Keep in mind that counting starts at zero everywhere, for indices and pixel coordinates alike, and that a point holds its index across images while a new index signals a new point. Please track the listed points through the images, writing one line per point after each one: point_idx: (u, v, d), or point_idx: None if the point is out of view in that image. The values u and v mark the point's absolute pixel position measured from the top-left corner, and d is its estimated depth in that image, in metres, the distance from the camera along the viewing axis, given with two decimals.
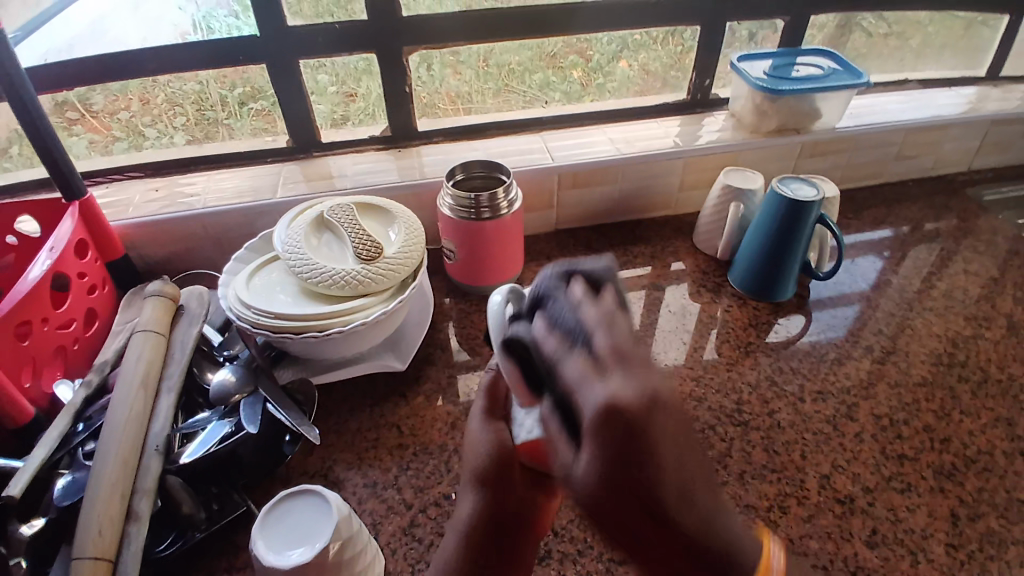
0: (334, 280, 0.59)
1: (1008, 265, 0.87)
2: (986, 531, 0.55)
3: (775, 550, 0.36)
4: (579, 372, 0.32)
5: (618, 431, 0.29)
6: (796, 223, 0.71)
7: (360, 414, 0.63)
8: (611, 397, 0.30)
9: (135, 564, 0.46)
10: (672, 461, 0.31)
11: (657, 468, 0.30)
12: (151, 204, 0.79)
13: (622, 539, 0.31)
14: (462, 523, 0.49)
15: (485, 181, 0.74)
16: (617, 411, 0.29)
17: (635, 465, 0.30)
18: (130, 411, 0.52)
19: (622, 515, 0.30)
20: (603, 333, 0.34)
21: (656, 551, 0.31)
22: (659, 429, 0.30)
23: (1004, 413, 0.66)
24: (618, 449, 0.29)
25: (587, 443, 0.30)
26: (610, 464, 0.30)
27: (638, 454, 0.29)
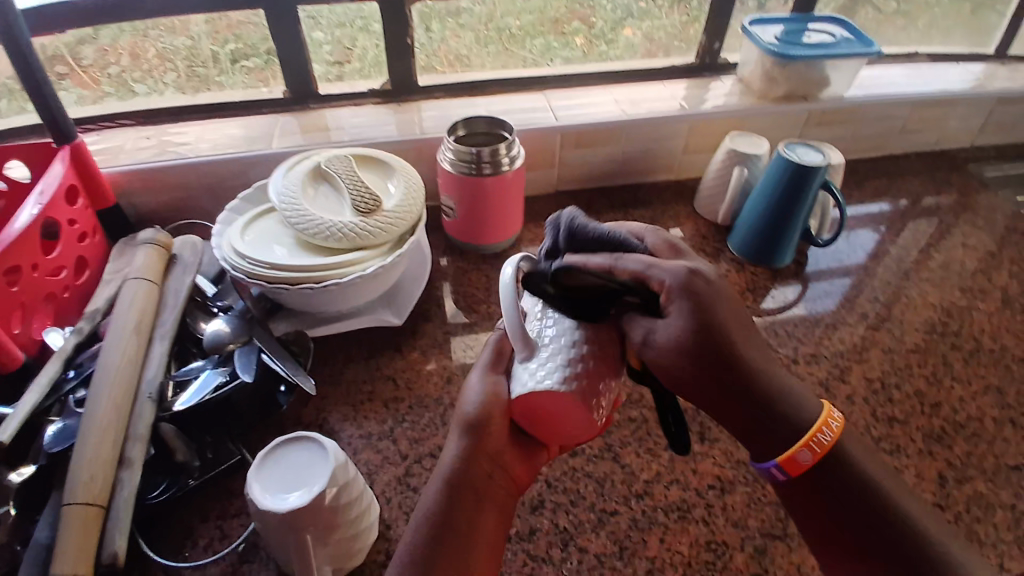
0: (331, 232, 0.58)
1: (1006, 240, 0.87)
2: (973, 494, 0.57)
3: (834, 412, 0.45)
4: (647, 262, 0.45)
5: (699, 301, 0.44)
6: (800, 188, 0.70)
7: (355, 367, 0.63)
8: (688, 267, 0.45)
9: (127, 508, 0.46)
10: (734, 328, 0.45)
11: (725, 327, 0.44)
12: (142, 151, 0.77)
13: (698, 380, 0.43)
14: (446, 470, 0.46)
15: (487, 138, 0.72)
16: (697, 274, 0.44)
17: (710, 327, 0.43)
18: (123, 356, 0.52)
19: (701, 362, 0.43)
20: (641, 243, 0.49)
21: (732, 390, 0.43)
22: (719, 303, 0.44)
23: (995, 381, 0.67)
24: (698, 303, 0.43)
25: (683, 308, 0.44)
26: (695, 319, 0.43)
27: (711, 310, 0.44)
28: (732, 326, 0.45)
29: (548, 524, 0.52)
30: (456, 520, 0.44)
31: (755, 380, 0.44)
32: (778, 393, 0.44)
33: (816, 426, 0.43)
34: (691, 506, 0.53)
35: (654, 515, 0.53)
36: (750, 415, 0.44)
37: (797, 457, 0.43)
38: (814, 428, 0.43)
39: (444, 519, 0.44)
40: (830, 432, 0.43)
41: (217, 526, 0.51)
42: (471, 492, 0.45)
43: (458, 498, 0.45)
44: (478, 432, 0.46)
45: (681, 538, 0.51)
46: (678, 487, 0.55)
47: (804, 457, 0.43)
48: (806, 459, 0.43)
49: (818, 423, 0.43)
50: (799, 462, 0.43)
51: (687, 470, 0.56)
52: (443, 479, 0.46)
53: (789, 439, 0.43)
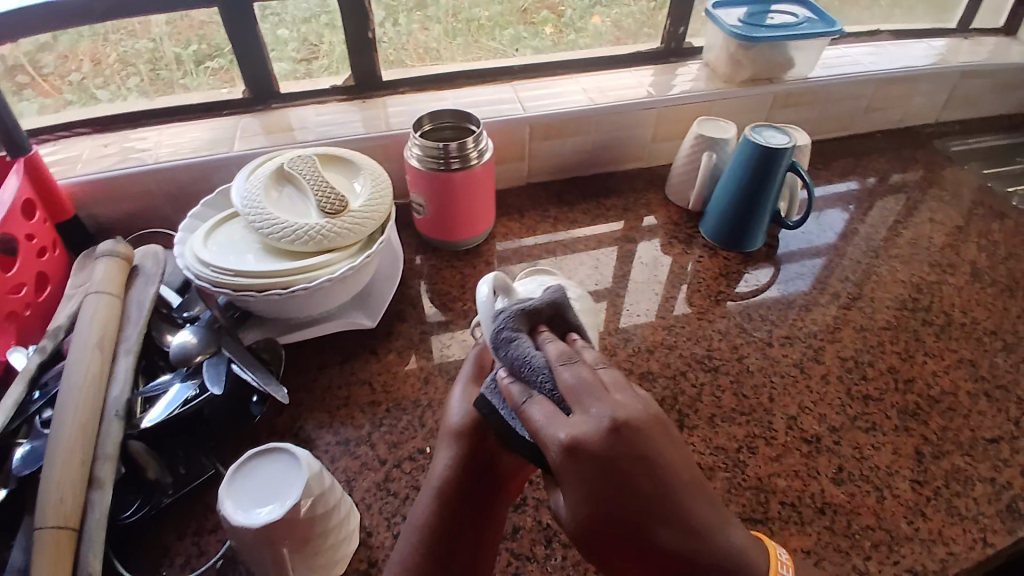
0: (297, 236, 0.57)
1: (973, 214, 0.89)
2: (951, 468, 0.57)
3: (780, 547, 0.43)
4: (543, 415, 0.41)
5: (604, 469, 0.38)
6: (769, 170, 0.71)
7: (330, 372, 0.62)
8: (569, 436, 0.39)
9: (100, 530, 0.45)
10: (651, 485, 0.39)
11: (647, 487, 0.39)
12: (100, 160, 0.74)
13: (608, 553, 0.40)
14: (439, 479, 0.48)
15: (454, 132, 0.71)
16: (582, 446, 0.38)
17: (617, 505, 0.39)
18: (86, 374, 0.50)
19: (610, 537, 0.39)
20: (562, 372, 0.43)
21: (648, 563, 0.39)
22: (626, 461, 0.39)
23: (967, 354, 0.68)
24: (588, 478, 0.38)
25: (580, 482, 0.39)
26: (590, 495, 0.39)
27: (596, 487, 0.39)
28: (652, 486, 0.39)
29: (531, 521, 0.52)
30: (453, 529, 0.46)
31: (685, 537, 0.39)
32: (715, 550, 0.39)
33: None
34: None
35: None
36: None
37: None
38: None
39: (441, 530, 0.46)
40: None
41: (193, 543, 0.50)
42: (463, 498, 0.48)
43: (452, 509, 0.47)
44: (469, 443, 0.50)
45: None
46: None
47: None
48: None
49: (770, 569, 0.41)
50: None
51: None
52: (435, 489, 0.48)
53: None
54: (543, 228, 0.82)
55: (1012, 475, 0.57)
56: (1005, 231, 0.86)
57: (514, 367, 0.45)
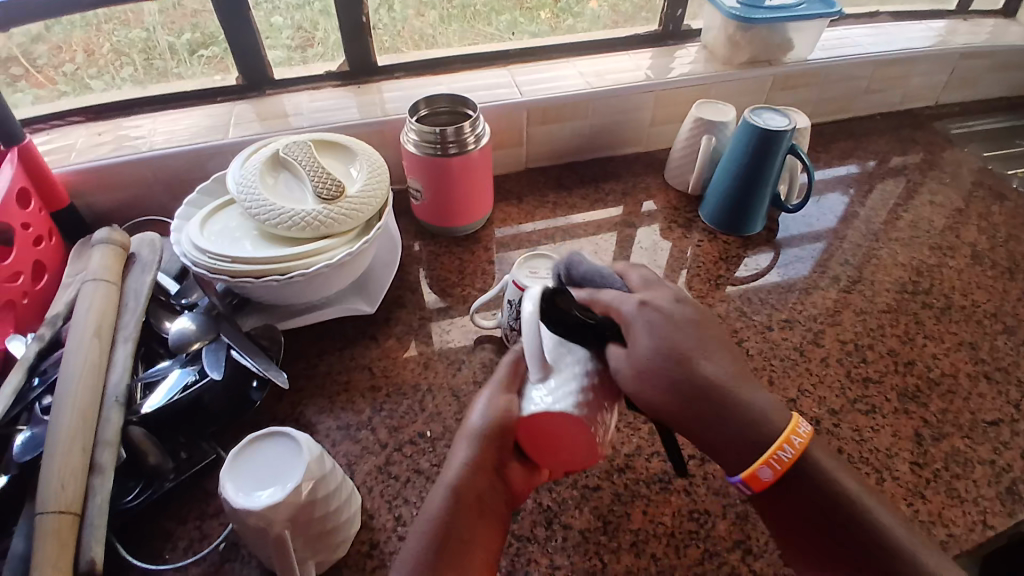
0: (295, 222, 0.56)
1: (973, 196, 0.89)
2: (950, 450, 0.57)
3: (802, 420, 0.41)
4: (617, 296, 0.46)
5: (663, 319, 0.44)
6: (767, 152, 0.70)
7: (330, 358, 0.62)
8: (641, 301, 0.45)
9: (102, 515, 0.45)
10: (698, 345, 0.43)
11: (694, 342, 0.43)
12: (95, 148, 0.73)
13: (660, 394, 0.42)
14: (453, 477, 0.44)
15: (451, 117, 0.71)
16: (648, 306, 0.45)
17: (669, 343, 0.43)
18: (86, 361, 0.50)
19: (662, 378, 0.42)
20: (620, 280, 0.50)
21: (691, 404, 0.41)
22: (682, 320, 0.45)
23: (967, 337, 0.68)
24: (654, 326, 0.44)
25: (647, 330, 0.43)
26: (652, 335, 0.43)
27: (657, 334, 0.43)
28: (703, 346, 0.44)
29: (532, 504, 0.52)
30: (461, 531, 0.43)
31: (720, 390, 0.41)
32: (749, 409, 0.41)
33: (778, 441, 0.40)
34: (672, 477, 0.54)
35: (636, 489, 0.53)
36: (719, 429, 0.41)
37: (758, 473, 0.40)
38: (780, 441, 0.40)
39: (451, 528, 0.43)
40: (798, 444, 0.40)
41: (196, 528, 0.50)
42: (477, 500, 0.44)
43: (464, 505, 0.44)
44: (491, 442, 0.45)
45: (663, 509, 0.52)
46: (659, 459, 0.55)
47: (765, 474, 0.40)
48: (767, 475, 0.40)
49: (782, 436, 0.40)
50: (762, 477, 0.40)
51: None
52: (449, 487, 0.44)
53: (754, 451, 0.40)
54: (542, 214, 0.82)
55: (1011, 457, 0.57)
56: (1005, 212, 0.86)
57: (585, 284, 0.49)
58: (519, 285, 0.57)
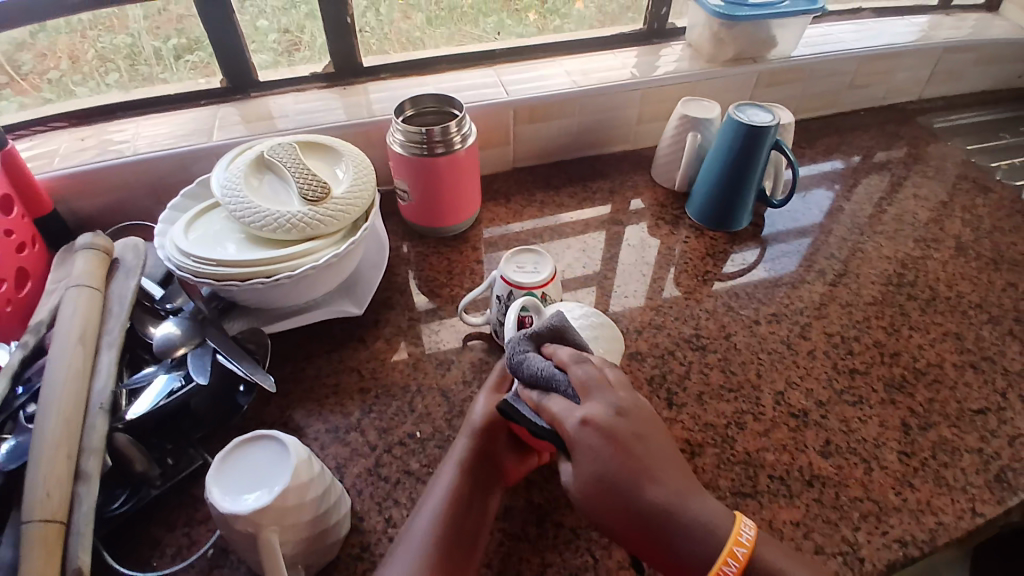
0: (280, 224, 0.56)
1: (957, 189, 0.90)
2: (937, 440, 0.58)
3: (748, 525, 0.39)
4: (559, 411, 0.43)
5: (606, 443, 0.40)
6: (753, 149, 0.71)
7: (318, 361, 0.62)
8: (583, 417, 0.42)
9: (89, 523, 0.44)
10: (647, 460, 0.40)
11: (640, 452, 0.41)
12: (78, 153, 0.73)
13: (609, 520, 0.40)
14: (458, 456, 0.49)
15: (437, 116, 0.71)
16: (591, 425, 0.41)
17: (615, 469, 0.40)
18: (70, 367, 0.49)
19: (604, 502, 0.40)
20: (575, 366, 0.45)
21: (636, 527, 0.39)
22: (626, 438, 0.41)
23: (952, 327, 0.69)
24: (595, 450, 0.40)
25: (591, 451, 0.40)
26: (593, 460, 0.40)
27: (599, 461, 0.40)
28: (652, 459, 0.41)
29: (522, 502, 0.52)
30: (468, 502, 0.47)
31: (664, 510, 0.39)
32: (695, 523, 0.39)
33: (721, 558, 0.37)
34: None
35: None
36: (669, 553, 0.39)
37: None
38: (724, 556, 0.37)
39: (460, 500, 0.47)
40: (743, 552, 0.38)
41: (184, 534, 0.49)
42: (478, 480, 0.48)
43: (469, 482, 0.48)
44: (486, 434, 0.50)
45: None
46: None
47: None
48: None
49: (724, 550, 0.38)
50: None
51: None
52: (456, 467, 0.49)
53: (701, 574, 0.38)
54: (529, 213, 0.82)
55: (999, 445, 0.58)
56: (989, 204, 0.87)
57: (532, 380, 0.45)
58: (507, 281, 0.57)
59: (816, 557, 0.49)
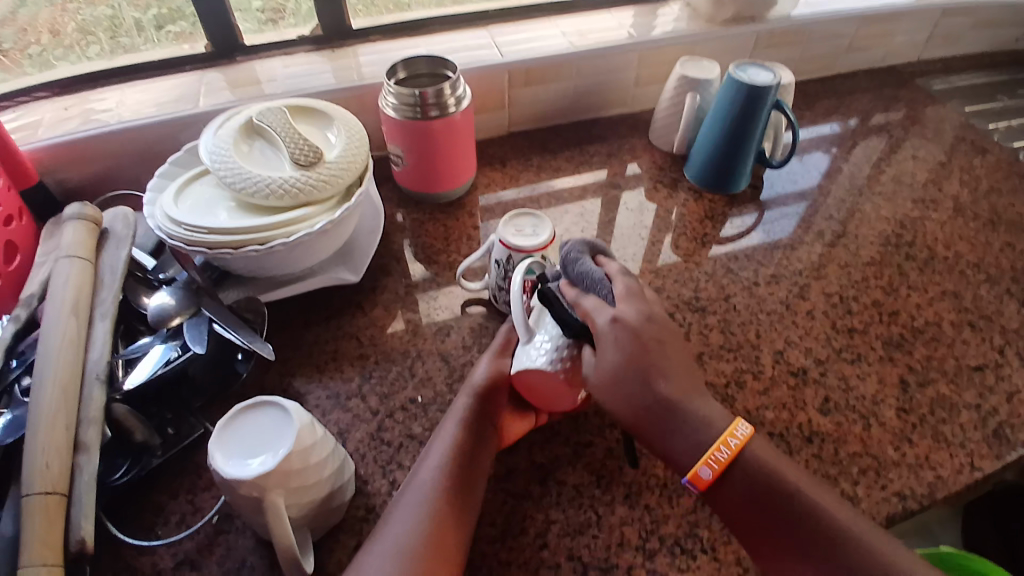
0: (272, 189, 0.55)
1: (955, 150, 0.89)
2: (935, 396, 0.58)
3: (745, 421, 0.43)
4: (593, 305, 0.47)
5: (632, 339, 0.45)
6: (753, 109, 0.69)
7: (316, 328, 0.61)
8: (616, 316, 0.45)
9: (90, 493, 0.44)
10: (663, 361, 0.46)
11: (660, 352, 0.46)
12: (63, 124, 0.70)
13: (619, 407, 0.45)
14: (461, 413, 0.50)
15: (431, 79, 0.69)
16: (622, 323, 0.45)
17: (636, 360, 0.45)
18: (64, 339, 0.49)
19: (624, 384, 0.44)
20: (616, 281, 0.49)
21: (646, 410, 0.44)
22: (649, 341, 0.45)
23: (950, 286, 0.69)
24: (622, 341, 0.45)
25: (614, 347, 0.45)
26: (620, 349, 0.44)
27: (624, 350, 0.44)
28: (670, 362, 0.46)
29: (525, 462, 0.52)
30: (472, 454, 0.48)
31: (673, 399, 0.44)
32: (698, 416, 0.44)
33: (713, 445, 0.42)
34: None
35: None
36: (676, 436, 0.43)
37: (699, 473, 0.42)
38: (719, 442, 0.42)
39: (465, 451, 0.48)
40: (735, 445, 0.42)
41: (188, 501, 0.49)
42: (481, 434, 0.49)
43: (473, 437, 0.49)
44: (489, 394, 0.52)
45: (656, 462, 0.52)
46: None
47: (705, 473, 0.42)
48: (708, 475, 0.42)
49: (719, 438, 0.42)
50: (703, 478, 0.42)
51: None
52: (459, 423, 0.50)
53: (696, 454, 0.43)
54: (526, 178, 0.80)
55: (997, 401, 0.58)
56: (986, 165, 0.86)
57: (575, 280, 0.49)
58: (506, 244, 0.56)
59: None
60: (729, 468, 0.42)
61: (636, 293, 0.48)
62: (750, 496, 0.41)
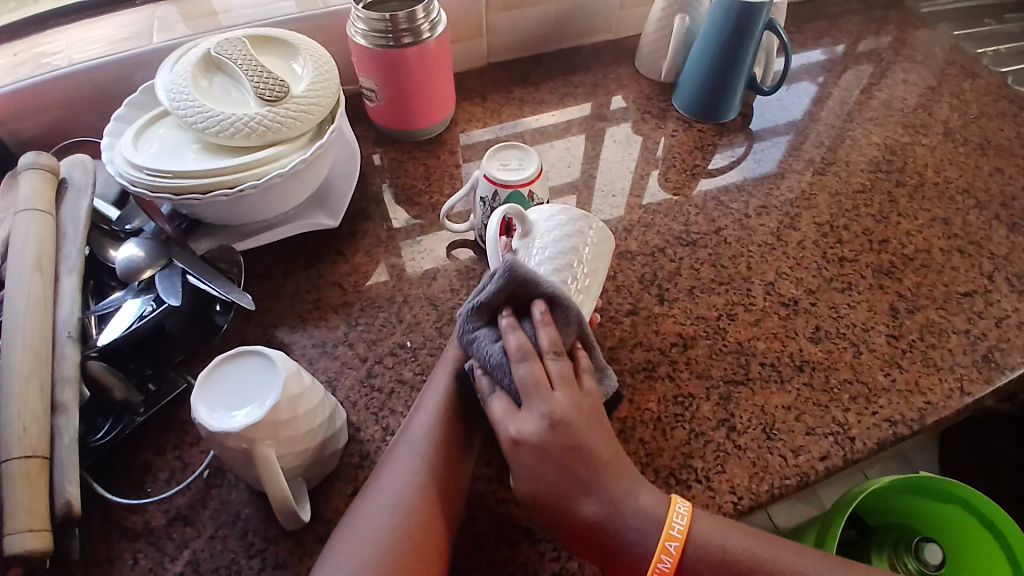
0: (237, 128, 0.51)
1: (945, 74, 0.86)
2: (924, 322, 0.58)
3: (681, 517, 0.40)
4: (498, 413, 0.42)
5: (539, 461, 0.40)
6: (745, 29, 0.66)
7: (296, 276, 0.59)
8: (515, 434, 0.41)
9: (73, 455, 0.43)
10: (583, 467, 0.40)
11: (576, 462, 0.40)
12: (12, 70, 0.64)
13: (565, 538, 0.41)
14: (450, 365, 0.48)
15: (402, 4, 0.64)
16: (517, 448, 0.41)
17: (549, 489, 0.40)
18: (28, 297, 0.46)
19: (543, 514, 0.41)
20: (516, 366, 0.41)
21: (577, 535, 0.41)
22: (559, 456, 0.40)
23: (941, 214, 0.68)
24: (530, 468, 0.40)
25: (523, 470, 0.41)
26: (529, 481, 0.41)
27: (534, 482, 0.40)
28: (591, 468, 0.41)
29: None
30: (463, 407, 0.46)
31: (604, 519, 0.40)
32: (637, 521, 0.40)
33: (654, 556, 0.39)
34: (656, 365, 0.54)
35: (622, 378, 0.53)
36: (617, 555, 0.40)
37: None
38: (658, 552, 0.39)
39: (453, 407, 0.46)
40: (676, 546, 0.39)
41: (176, 457, 0.48)
42: (470, 388, 0.47)
43: (463, 390, 0.47)
44: None
45: (649, 396, 0.52)
46: (643, 349, 0.55)
47: None
48: None
49: (657, 547, 0.39)
50: None
51: (650, 333, 0.57)
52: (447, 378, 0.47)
53: (639, 567, 0.40)
54: (507, 111, 0.77)
55: (985, 326, 0.58)
56: (976, 89, 0.84)
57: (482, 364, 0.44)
58: (491, 179, 0.54)
59: (807, 438, 0.50)
60: (677, 573, 0.40)
61: (541, 374, 0.41)
62: None
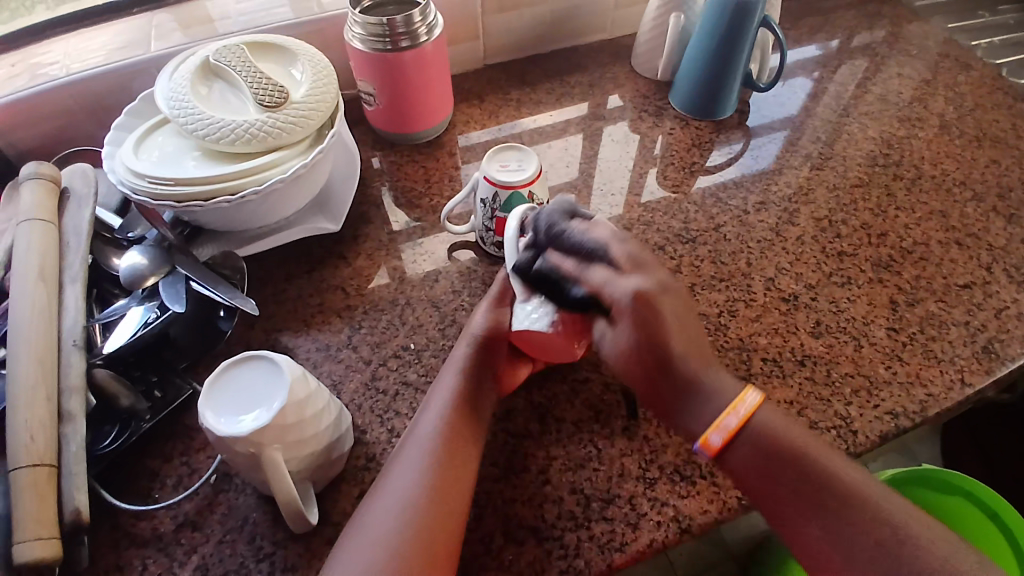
0: (238, 134, 0.51)
1: (940, 67, 0.86)
2: (925, 314, 0.59)
3: (754, 392, 0.43)
4: (603, 277, 0.43)
5: (654, 312, 0.43)
6: (740, 26, 0.66)
7: (298, 282, 0.59)
8: (635, 288, 0.43)
9: (81, 463, 0.43)
10: (677, 330, 0.44)
11: (674, 323, 0.44)
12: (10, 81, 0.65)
13: (642, 386, 0.45)
14: (460, 365, 0.48)
15: (398, 7, 0.64)
16: (643, 298, 0.42)
17: (659, 334, 0.43)
18: (33, 306, 0.46)
19: (647, 367, 0.44)
20: (618, 245, 0.45)
21: (658, 384, 0.44)
22: (666, 316, 0.44)
23: (939, 207, 0.68)
24: (643, 318, 0.43)
25: (629, 325, 0.43)
26: (638, 330, 0.43)
27: (650, 324, 0.43)
28: (680, 341, 0.44)
29: (523, 403, 0.52)
30: (473, 406, 0.47)
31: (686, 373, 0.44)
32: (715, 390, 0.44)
33: (724, 411, 0.43)
34: None
35: None
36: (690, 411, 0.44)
37: (709, 439, 0.43)
38: (730, 409, 0.43)
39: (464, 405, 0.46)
40: (746, 412, 0.43)
41: (183, 463, 0.49)
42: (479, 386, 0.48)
43: (472, 389, 0.47)
44: (487, 345, 0.49)
45: None
46: None
47: (716, 439, 0.43)
48: (718, 441, 0.43)
49: (730, 405, 0.43)
50: (715, 442, 0.43)
51: None
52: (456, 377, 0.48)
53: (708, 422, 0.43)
54: (505, 113, 0.77)
55: (986, 317, 0.59)
56: (971, 82, 0.84)
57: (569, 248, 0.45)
58: (491, 181, 0.54)
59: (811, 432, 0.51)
60: (738, 436, 0.43)
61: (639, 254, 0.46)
62: (756, 461, 0.42)
